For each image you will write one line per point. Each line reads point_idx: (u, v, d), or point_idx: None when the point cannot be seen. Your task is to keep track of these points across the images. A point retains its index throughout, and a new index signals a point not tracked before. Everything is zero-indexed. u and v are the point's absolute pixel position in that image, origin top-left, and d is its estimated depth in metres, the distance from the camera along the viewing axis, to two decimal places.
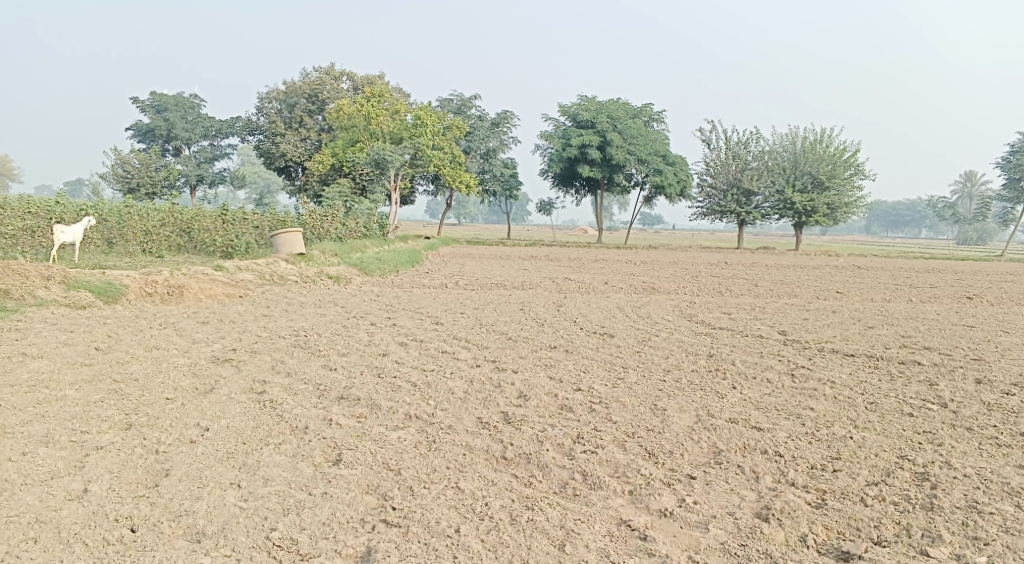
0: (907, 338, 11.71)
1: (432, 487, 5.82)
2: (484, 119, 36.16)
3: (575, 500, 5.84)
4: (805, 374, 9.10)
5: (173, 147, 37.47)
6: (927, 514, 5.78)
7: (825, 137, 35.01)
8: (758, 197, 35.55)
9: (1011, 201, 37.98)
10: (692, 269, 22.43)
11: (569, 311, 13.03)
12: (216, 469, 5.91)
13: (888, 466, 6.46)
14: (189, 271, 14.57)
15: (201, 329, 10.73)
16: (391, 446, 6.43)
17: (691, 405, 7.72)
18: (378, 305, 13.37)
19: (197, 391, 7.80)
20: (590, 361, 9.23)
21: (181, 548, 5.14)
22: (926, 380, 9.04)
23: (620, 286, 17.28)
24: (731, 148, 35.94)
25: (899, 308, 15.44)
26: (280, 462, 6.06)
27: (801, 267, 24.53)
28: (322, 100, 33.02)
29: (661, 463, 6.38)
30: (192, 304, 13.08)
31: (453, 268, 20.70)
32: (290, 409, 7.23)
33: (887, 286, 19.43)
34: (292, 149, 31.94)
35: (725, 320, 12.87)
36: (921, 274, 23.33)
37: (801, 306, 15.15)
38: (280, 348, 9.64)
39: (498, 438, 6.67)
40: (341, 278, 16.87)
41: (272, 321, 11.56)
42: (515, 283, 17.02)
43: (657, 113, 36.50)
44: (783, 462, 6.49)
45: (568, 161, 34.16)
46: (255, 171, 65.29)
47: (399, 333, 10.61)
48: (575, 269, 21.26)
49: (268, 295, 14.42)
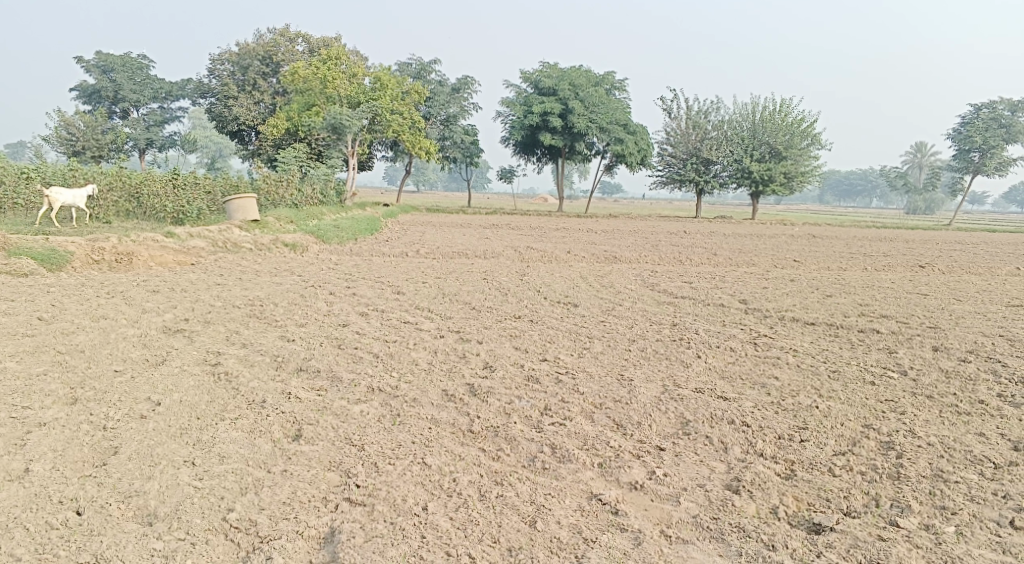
0: (866, 307, 11.78)
1: (397, 463, 5.64)
2: (443, 84, 35.54)
3: (544, 473, 5.71)
4: (768, 342, 9.10)
5: (120, 109, 36.21)
6: (895, 484, 5.78)
7: (783, 106, 35.07)
8: (716, 166, 35.70)
9: (960, 171, 38.57)
10: (652, 238, 22.41)
11: (531, 280, 12.87)
12: (169, 446, 5.64)
13: (855, 435, 6.45)
14: (138, 237, 14.04)
15: (152, 298, 10.33)
16: (353, 421, 6.22)
17: (657, 375, 7.63)
18: (336, 274, 13.04)
19: (147, 363, 7.48)
20: (554, 331, 9.09)
21: (131, 532, 4.90)
22: (886, 348, 9.09)
23: (581, 255, 17.16)
24: (690, 117, 35.88)
25: (856, 277, 15.55)
26: (238, 438, 5.81)
27: (759, 236, 24.64)
28: (276, 62, 32.12)
29: (629, 435, 6.29)
30: (142, 272, 12.63)
31: (412, 235, 20.37)
32: (247, 382, 6.97)
33: (843, 255, 19.61)
34: (244, 112, 31.04)
35: (687, 289, 12.83)
36: (876, 243, 23.62)
37: (760, 275, 15.20)
38: (235, 318, 9.32)
39: (463, 411, 6.50)
40: (297, 247, 16.44)
41: (226, 290, 11.18)
42: (475, 252, 16.78)
43: (618, 81, 36.22)
44: (751, 432, 6.44)
45: (528, 128, 33.83)
46: (207, 135, 63.64)
47: (359, 303, 10.35)
48: (535, 237, 21.07)
49: (221, 262, 14.00)
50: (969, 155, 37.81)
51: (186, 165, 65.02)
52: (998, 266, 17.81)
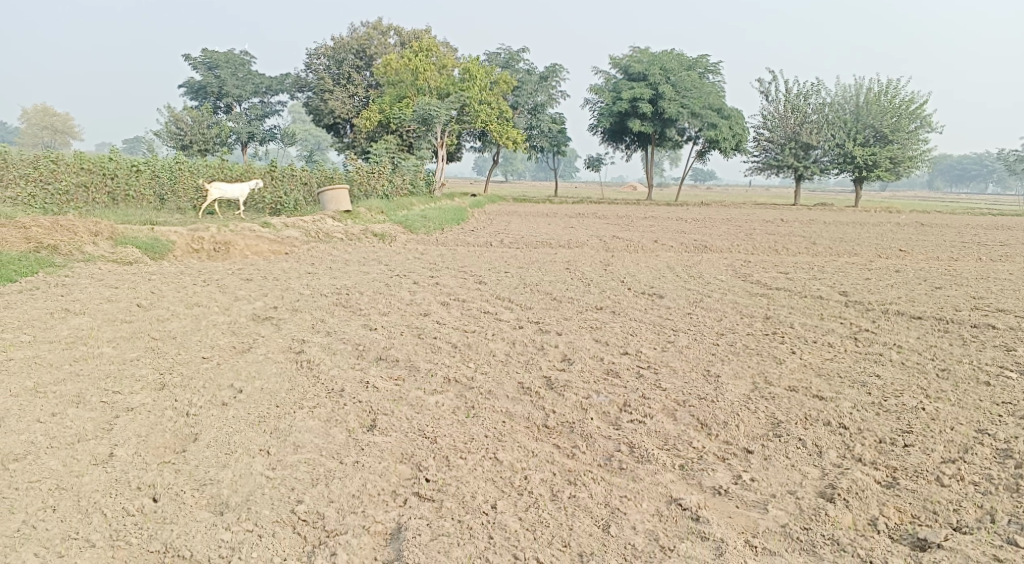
0: (979, 300, 10.98)
1: (468, 458, 5.52)
2: (532, 73, 35.35)
3: (622, 474, 5.49)
4: (869, 338, 8.55)
5: (225, 104, 37.55)
6: (1013, 498, 5.32)
7: (889, 87, 33.36)
8: (816, 151, 34.24)
9: None
10: (746, 226, 21.66)
11: (617, 270, 12.55)
12: (246, 434, 5.68)
13: (966, 442, 5.99)
14: (236, 228, 14.44)
15: (244, 286, 10.56)
16: (428, 412, 6.14)
17: (747, 371, 7.25)
18: (422, 263, 13.07)
19: (234, 350, 7.60)
20: (637, 323, 8.80)
21: (202, 520, 4.93)
22: (1002, 345, 8.41)
23: (669, 244, 16.71)
24: (789, 101, 34.53)
25: (967, 268, 14.57)
26: (313, 428, 5.81)
27: (861, 225, 23.48)
28: (370, 56, 32.64)
29: (714, 436, 6.00)
30: (238, 261, 12.94)
31: (499, 225, 20.31)
32: (327, 370, 6.98)
33: (953, 244, 18.46)
34: (340, 105, 31.66)
35: (782, 280, 12.26)
36: (990, 231, 22.11)
37: (862, 266, 14.40)
38: (322, 306, 9.40)
39: (539, 405, 6.33)
40: (386, 236, 16.58)
41: (315, 279, 11.34)
42: (562, 241, 16.57)
43: (712, 64, 35.20)
44: (848, 436, 6.05)
45: (618, 115, 33.27)
46: (306, 128, 65.62)
47: (441, 292, 10.30)
48: (624, 226, 20.67)
49: (313, 252, 14.22)
50: None
51: (283, 157, 67.16)
52: None
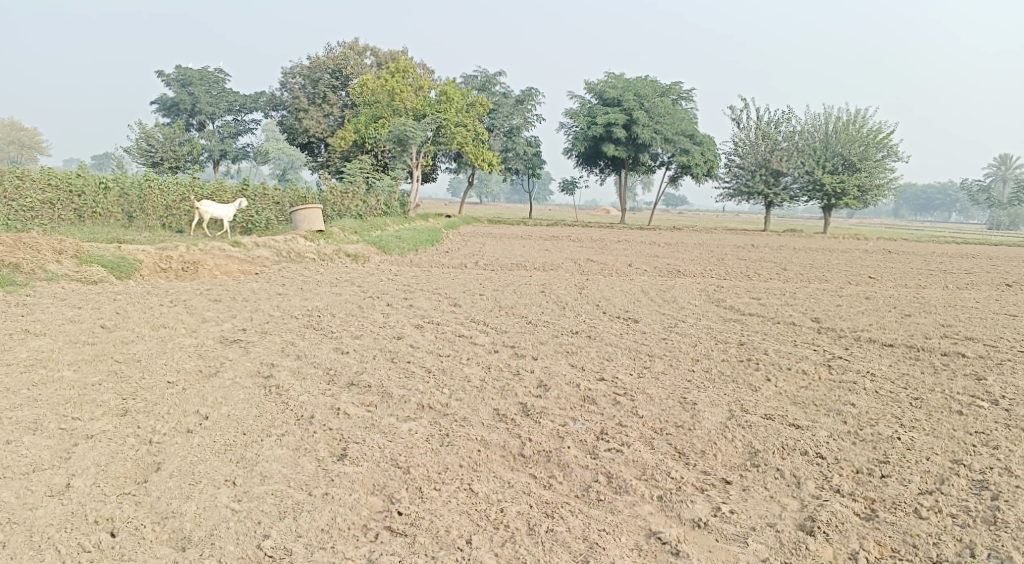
0: (948, 327, 11.07)
1: (442, 489, 5.38)
2: (507, 96, 35.45)
3: (599, 506, 5.39)
4: (843, 365, 8.54)
5: (197, 122, 37.17)
6: (991, 530, 5.31)
7: (858, 117, 33.93)
8: (786, 178, 34.65)
9: None
10: (719, 251, 21.79)
11: (592, 294, 12.51)
12: (211, 464, 5.49)
13: (942, 472, 5.97)
14: (205, 248, 14.20)
15: (213, 307, 10.34)
16: (401, 440, 5.99)
17: (723, 398, 7.19)
18: (395, 285, 12.92)
19: (201, 374, 7.39)
20: (613, 348, 8.72)
21: (163, 557, 4.73)
22: (973, 374, 8.44)
23: (643, 268, 16.72)
24: (760, 128, 34.96)
25: (936, 295, 14.72)
26: (281, 457, 5.63)
27: (830, 251, 23.71)
28: (345, 75, 32.53)
29: (692, 465, 5.92)
30: (207, 281, 12.71)
31: (473, 247, 20.24)
32: (296, 396, 6.80)
33: (921, 271, 18.69)
34: (314, 125, 31.47)
35: (755, 305, 12.28)
36: (957, 260, 22.45)
37: (833, 292, 14.49)
38: (292, 329, 9.21)
39: (515, 433, 6.21)
40: (359, 257, 16.41)
41: (286, 300, 11.14)
42: (536, 264, 16.52)
43: (685, 91, 35.56)
44: (826, 466, 6.00)
45: (592, 140, 33.45)
46: (278, 146, 65.28)
47: (415, 315, 10.15)
48: (598, 250, 20.69)
49: (284, 272, 14.02)
50: None
51: (255, 175, 66.71)
52: None
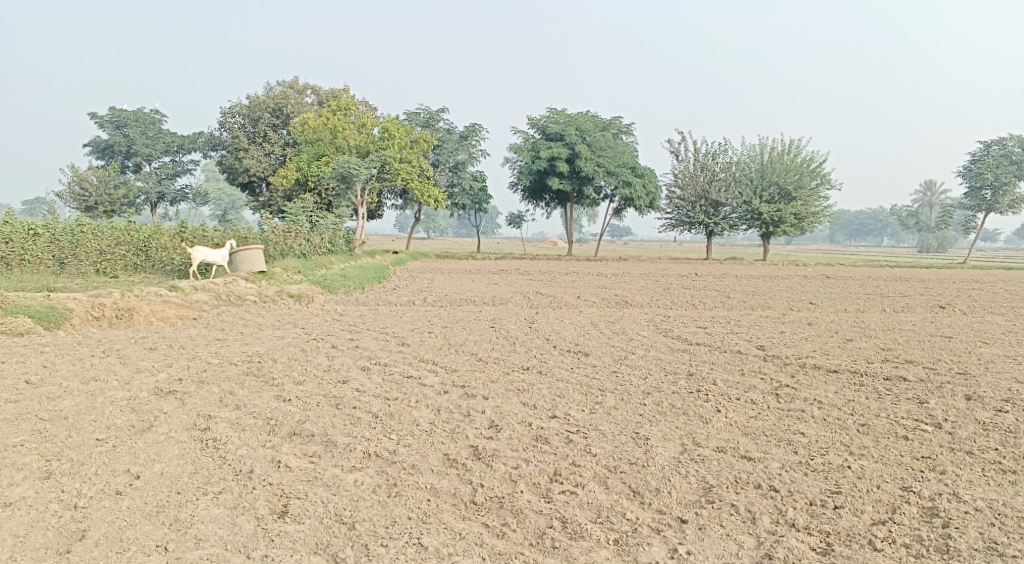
0: (889, 351, 11.23)
1: (390, 545, 5.23)
2: (451, 132, 35.48)
3: (554, 554, 5.28)
4: (791, 394, 8.53)
5: (133, 163, 36.28)
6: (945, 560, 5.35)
7: (791, 147, 34.82)
8: (725, 208, 35.24)
9: (972, 209, 37.55)
10: (664, 281, 21.98)
11: (541, 328, 12.40)
12: (142, 529, 5.29)
13: (894, 500, 5.97)
14: (141, 293, 13.72)
15: (148, 356, 9.93)
16: (346, 493, 5.78)
17: (675, 432, 7.10)
18: (341, 325, 12.63)
19: (133, 429, 7.03)
20: (563, 384, 8.58)
21: None
22: (916, 398, 8.52)
23: (591, 300, 16.73)
24: (698, 159, 35.53)
25: (875, 319, 15.01)
26: (218, 517, 5.43)
27: (771, 278, 24.11)
28: (286, 114, 32.13)
29: (646, 505, 5.82)
30: (142, 329, 12.23)
31: (420, 283, 20.04)
32: (235, 449, 6.50)
33: (859, 295, 19.10)
34: (255, 164, 30.99)
35: (702, 334, 12.32)
36: (891, 283, 23.04)
37: (777, 319, 14.65)
38: (231, 377, 8.87)
39: (466, 479, 6.04)
40: (303, 297, 16.06)
41: (225, 346, 10.76)
42: (484, 298, 16.38)
43: (625, 125, 36.08)
44: (780, 499, 5.96)
45: (537, 174, 33.60)
46: (219, 187, 64.40)
47: (361, 357, 9.90)
48: (545, 282, 20.67)
49: (224, 316, 13.60)
50: (981, 192, 36.77)
51: (194, 215, 65.43)
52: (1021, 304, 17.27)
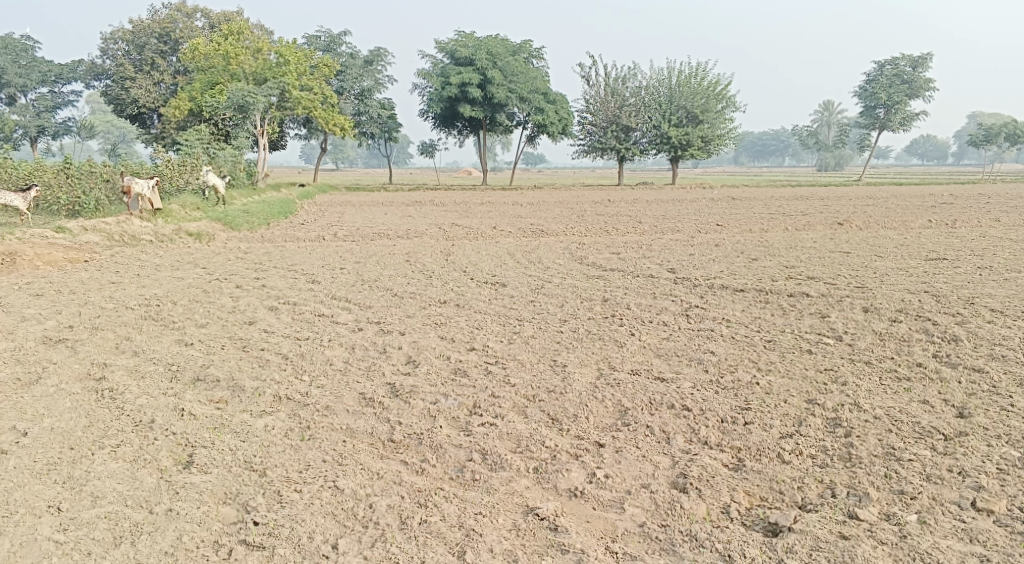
0: (793, 268, 11.53)
1: (305, 490, 5.07)
2: (355, 57, 34.14)
3: (474, 487, 5.22)
4: (700, 314, 8.67)
5: (7, 95, 33.63)
6: (849, 468, 5.52)
7: (698, 69, 35.03)
8: (636, 132, 35.35)
9: (867, 128, 38.90)
10: (577, 208, 21.99)
11: (456, 260, 12.20)
12: (31, 489, 4.96)
13: (800, 413, 6.14)
14: (24, 236, 12.78)
15: (35, 303, 9.27)
16: (256, 439, 5.55)
17: (591, 358, 7.10)
18: (246, 264, 12.12)
19: (19, 383, 6.55)
20: (481, 315, 8.46)
21: None
22: (818, 313, 8.78)
23: (506, 229, 16.57)
24: (610, 84, 35.33)
25: (779, 238, 15.41)
26: (116, 472, 5.14)
27: (680, 201, 24.41)
28: (174, 40, 30.18)
29: (565, 431, 5.81)
30: (27, 274, 11.40)
31: (329, 217, 19.43)
32: (134, 398, 6.14)
33: (764, 215, 19.56)
34: (144, 94, 29.21)
35: (615, 260, 12.35)
36: (794, 202, 23.68)
37: (687, 241, 14.86)
38: (128, 322, 8.38)
39: (382, 417, 5.89)
40: (203, 236, 15.36)
41: (121, 289, 10.17)
42: (397, 231, 16.01)
43: (535, 49, 35.49)
44: (693, 418, 6.04)
45: (448, 100, 32.76)
46: (110, 122, 60.91)
47: (269, 296, 9.51)
48: (459, 213, 20.37)
49: (119, 258, 12.84)
50: (875, 111, 38.00)
51: (81, 151, 61.55)
52: (913, 219, 18.03)
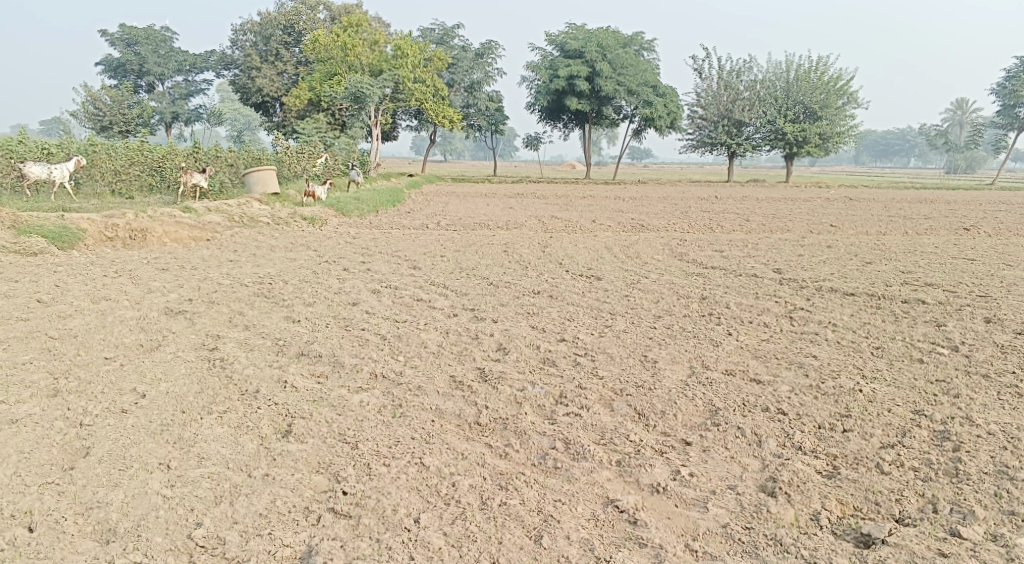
0: (908, 274, 11.00)
1: (392, 464, 5.24)
2: (467, 49, 34.61)
3: (556, 475, 5.27)
4: (804, 317, 8.42)
5: (146, 83, 35.84)
6: (954, 483, 5.26)
7: (818, 64, 33.74)
8: (748, 128, 34.38)
9: (1004, 129, 36.54)
10: (682, 204, 21.61)
11: (555, 252, 12.24)
12: (145, 447, 5.34)
13: (903, 424, 5.89)
14: (154, 214, 13.62)
15: (160, 277, 9.89)
16: (350, 414, 5.78)
17: (684, 355, 7.02)
18: (353, 248, 12.54)
19: (141, 349, 7.04)
20: (575, 307, 8.49)
21: (87, 551, 4.61)
22: (933, 321, 8.36)
23: (607, 224, 16.49)
24: (723, 78, 34.55)
25: (897, 242, 14.71)
26: (221, 436, 5.46)
27: (792, 200, 23.63)
28: (298, 31, 31.39)
29: (651, 427, 5.78)
30: (155, 250, 12.18)
31: (435, 206, 19.84)
32: (241, 369, 6.49)
33: (881, 218, 18.71)
34: (268, 84, 30.50)
35: (717, 258, 12.11)
36: (916, 205, 22.53)
37: (795, 242, 14.38)
38: (241, 298, 8.85)
39: (472, 401, 6.01)
40: (316, 220, 15.93)
41: (237, 267, 10.73)
42: (500, 222, 16.19)
43: (647, 42, 35.04)
44: (788, 422, 5.89)
45: (555, 93, 32.81)
46: (235, 109, 64.01)
47: (372, 280, 9.82)
48: (562, 206, 20.39)
49: (237, 238, 13.54)
50: (1014, 111, 35.66)
51: (210, 137, 64.96)
52: None
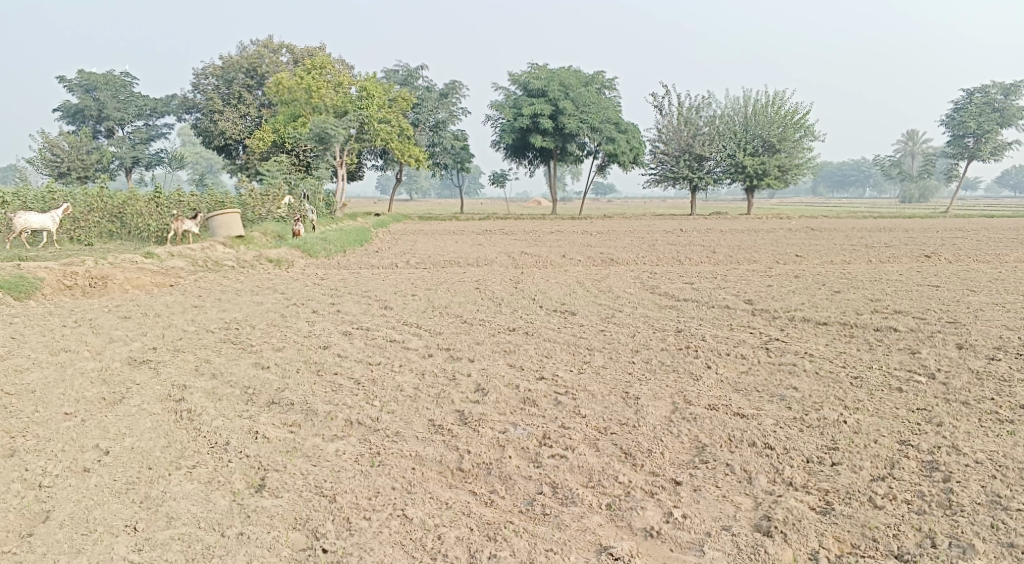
0: (877, 302, 11.06)
1: (374, 517, 5.03)
2: (431, 90, 34.77)
3: (545, 521, 5.08)
4: (781, 347, 8.37)
5: (105, 128, 35.35)
6: (948, 515, 5.17)
7: (775, 98, 34.42)
8: (709, 161, 34.84)
9: (954, 158, 37.45)
10: (649, 237, 21.71)
11: (527, 288, 12.13)
12: (110, 508, 5.05)
13: (891, 455, 5.81)
14: (116, 261, 13.27)
15: (122, 325, 9.56)
16: (327, 464, 5.55)
17: (666, 390, 6.90)
18: (321, 290, 12.31)
19: (103, 402, 6.73)
20: (551, 344, 8.36)
21: None
22: (907, 348, 8.36)
23: (576, 258, 16.46)
24: (683, 113, 35.08)
25: (862, 270, 14.86)
26: (191, 493, 5.20)
27: (756, 231, 23.88)
28: (260, 74, 31.27)
29: (639, 467, 5.62)
30: (117, 297, 11.82)
31: (403, 245, 19.68)
32: (210, 420, 6.23)
33: (844, 246, 18.95)
34: (231, 126, 30.24)
35: (689, 290, 12.10)
36: (876, 233, 22.90)
37: (763, 273, 14.45)
38: (208, 345, 8.57)
39: (453, 446, 5.81)
40: (282, 262, 15.63)
41: (203, 312, 10.44)
42: (468, 259, 16.07)
43: (608, 80, 35.52)
44: (776, 457, 5.77)
45: (519, 131, 33.01)
46: (196, 152, 63.34)
47: (342, 321, 9.60)
48: (529, 242, 20.35)
49: (202, 283, 13.22)
50: (963, 140, 36.62)
51: (170, 181, 64.18)
52: (1005, 252, 17.17)
